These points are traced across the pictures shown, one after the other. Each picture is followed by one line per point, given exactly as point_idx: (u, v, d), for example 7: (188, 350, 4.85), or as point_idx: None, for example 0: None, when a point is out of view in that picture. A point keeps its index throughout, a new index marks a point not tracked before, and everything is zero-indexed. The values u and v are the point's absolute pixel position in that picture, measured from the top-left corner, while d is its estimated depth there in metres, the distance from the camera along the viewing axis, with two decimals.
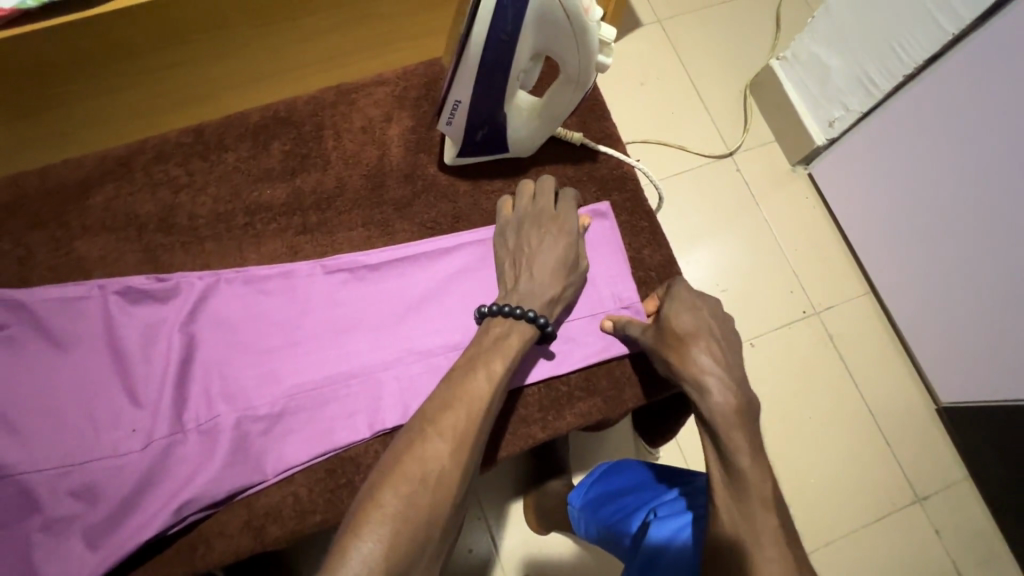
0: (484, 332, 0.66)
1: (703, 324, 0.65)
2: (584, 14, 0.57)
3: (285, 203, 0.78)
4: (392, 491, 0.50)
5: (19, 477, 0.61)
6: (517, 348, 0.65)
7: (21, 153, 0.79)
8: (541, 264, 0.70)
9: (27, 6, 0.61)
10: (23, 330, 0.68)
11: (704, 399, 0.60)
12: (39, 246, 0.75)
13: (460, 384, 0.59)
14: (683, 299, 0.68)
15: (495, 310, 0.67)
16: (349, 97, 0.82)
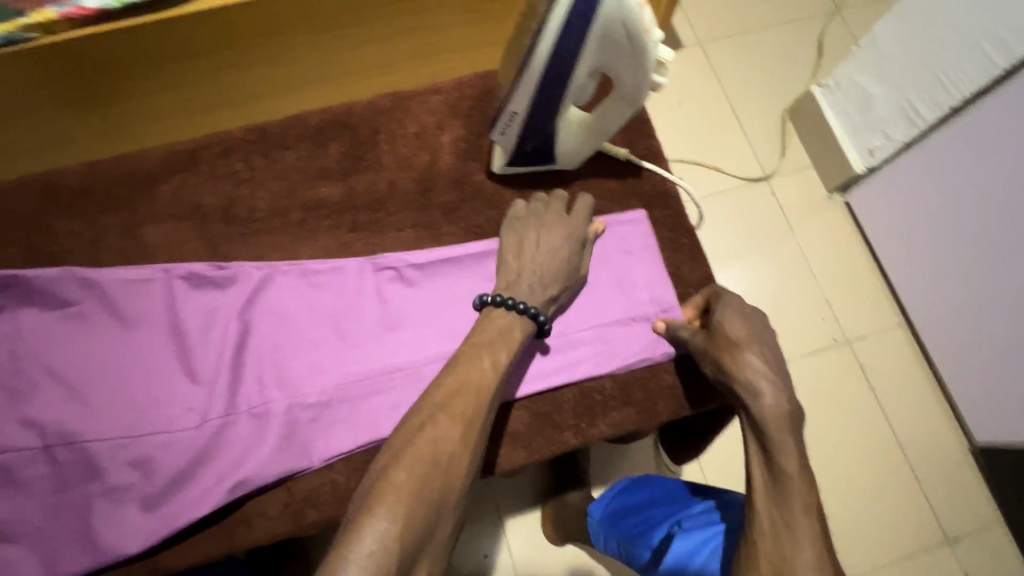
0: (482, 322, 0.67)
1: (756, 331, 0.65)
2: (645, 35, 0.59)
3: (340, 202, 0.81)
4: (405, 471, 0.52)
5: (83, 444, 0.65)
6: (518, 340, 0.66)
7: (90, 142, 0.84)
8: (543, 261, 0.72)
9: (110, 6, 0.67)
10: (94, 307, 0.73)
11: (766, 407, 0.59)
12: (109, 229, 0.79)
13: (461, 370, 0.61)
14: (736, 305, 0.68)
15: (498, 301, 0.68)
16: (405, 104, 0.86)
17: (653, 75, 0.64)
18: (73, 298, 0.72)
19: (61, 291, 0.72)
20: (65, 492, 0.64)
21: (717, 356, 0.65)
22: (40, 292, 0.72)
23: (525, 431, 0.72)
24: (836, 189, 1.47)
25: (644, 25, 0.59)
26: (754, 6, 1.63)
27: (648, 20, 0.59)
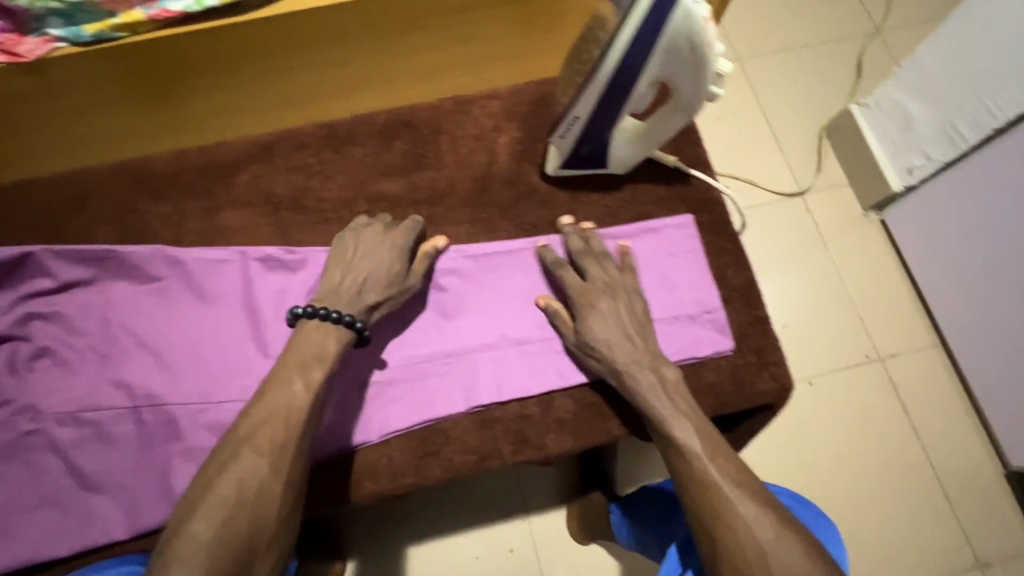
0: (295, 336, 0.69)
1: (628, 332, 0.74)
2: (708, 48, 0.63)
3: (402, 196, 0.87)
4: (203, 521, 0.56)
5: (166, 407, 0.71)
6: (335, 352, 0.68)
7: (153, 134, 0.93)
8: (366, 276, 0.74)
9: (192, 10, 0.75)
10: (177, 284, 0.79)
11: (668, 413, 0.69)
12: (191, 214, 0.86)
13: (263, 396, 0.64)
14: (596, 307, 0.75)
15: (309, 313, 0.69)
16: (465, 107, 0.91)
17: (711, 86, 0.68)
18: (160, 274, 0.79)
19: (150, 267, 0.78)
20: (149, 450, 0.70)
21: (606, 363, 0.74)
22: (133, 267, 0.78)
23: (571, 420, 0.76)
24: (873, 207, 1.48)
25: (707, 39, 0.62)
26: (794, 24, 1.65)
27: (711, 36, 0.63)
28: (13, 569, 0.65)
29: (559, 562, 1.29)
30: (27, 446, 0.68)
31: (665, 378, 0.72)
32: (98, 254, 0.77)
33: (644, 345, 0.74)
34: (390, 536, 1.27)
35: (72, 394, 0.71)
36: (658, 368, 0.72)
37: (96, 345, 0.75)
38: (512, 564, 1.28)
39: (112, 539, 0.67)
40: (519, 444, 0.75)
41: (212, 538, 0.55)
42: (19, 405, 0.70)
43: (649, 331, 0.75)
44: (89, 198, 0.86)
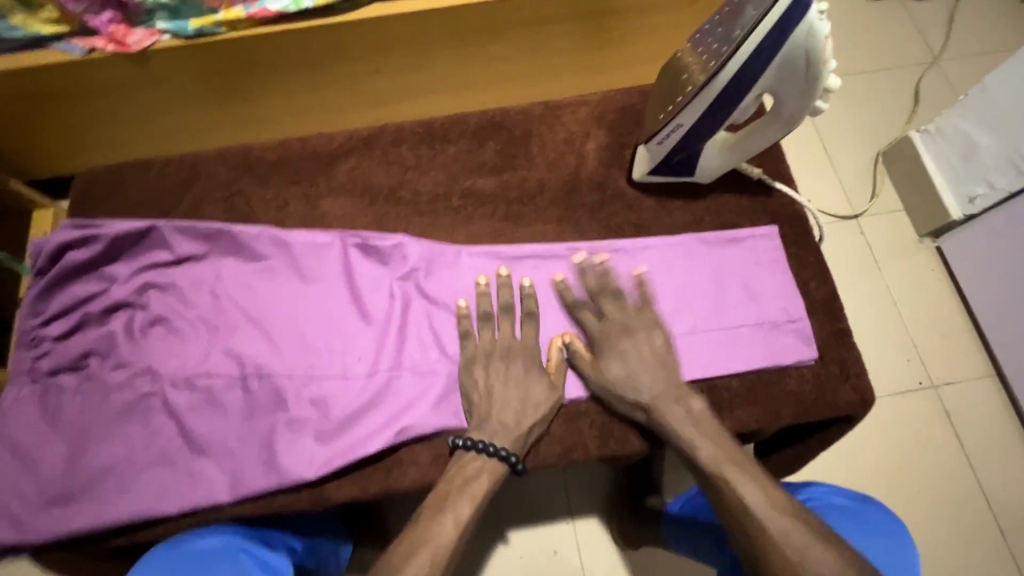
0: (451, 470, 0.71)
1: (648, 371, 0.75)
2: (823, 64, 0.68)
3: (493, 193, 0.90)
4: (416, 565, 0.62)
5: (273, 378, 0.75)
6: (486, 489, 0.69)
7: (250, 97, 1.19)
8: (512, 399, 0.74)
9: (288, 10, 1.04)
10: (282, 264, 0.83)
11: (701, 447, 0.71)
12: (293, 199, 0.90)
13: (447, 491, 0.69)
14: (618, 347, 0.76)
15: (470, 447, 0.71)
16: (556, 112, 0.95)
17: (817, 100, 0.72)
18: (265, 253, 0.83)
19: (257, 247, 0.83)
20: (255, 419, 0.74)
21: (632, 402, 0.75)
22: (242, 246, 0.83)
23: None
24: (928, 234, 1.48)
25: (825, 50, 0.67)
26: (853, 49, 1.67)
27: (828, 52, 0.67)
28: (127, 522, 0.69)
29: (603, 567, 1.26)
30: (145, 407, 0.73)
31: (693, 411, 0.73)
32: (212, 232, 0.82)
33: (664, 380, 0.75)
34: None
35: (185, 360, 0.75)
36: (683, 403, 0.74)
37: (205, 317, 0.78)
38: (556, 568, 1.25)
39: (216, 502, 0.70)
40: (604, 438, 0.77)
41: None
42: (139, 368, 0.75)
43: (673, 364, 0.76)
44: (197, 178, 0.91)
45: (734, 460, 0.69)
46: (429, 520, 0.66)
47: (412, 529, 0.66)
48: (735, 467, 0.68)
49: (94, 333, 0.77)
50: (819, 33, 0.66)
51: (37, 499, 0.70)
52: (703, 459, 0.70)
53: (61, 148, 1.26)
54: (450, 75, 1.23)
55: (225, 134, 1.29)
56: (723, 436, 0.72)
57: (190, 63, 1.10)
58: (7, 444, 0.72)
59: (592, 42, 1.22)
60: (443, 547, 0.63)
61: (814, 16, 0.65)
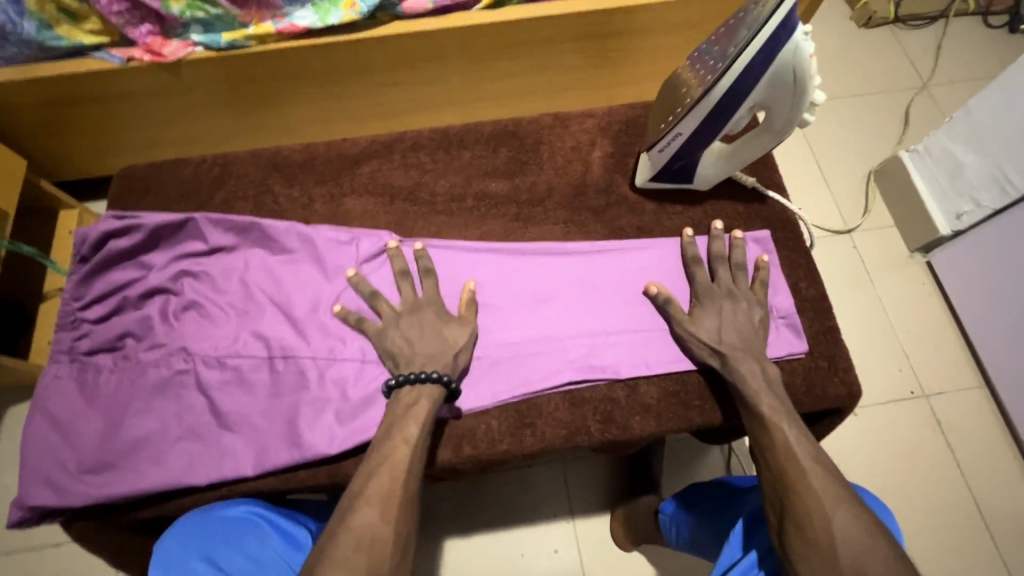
0: (391, 408, 0.74)
1: (738, 330, 0.81)
2: (809, 80, 0.75)
3: (505, 195, 0.97)
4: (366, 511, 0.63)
5: (298, 360, 0.80)
6: (427, 411, 0.73)
7: (276, 98, 1.26)
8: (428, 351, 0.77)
9: (314, 25, 1.11)
10: (307, 256, 0.89)
11: (763, 397, 0.75)
12: (318, 198, 0.96)
13: (384, 441, 0.70)
14: (716, 304, 0.83)
15: (400, 380, 0.75)
16: (564, 122, 1.02)
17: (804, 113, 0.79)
18: (292, 247, 0.89)
19: (285, 240, 0.89)
20: (279, 398, 0.79)
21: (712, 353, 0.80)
22: (271, 239, 0.89)
23: (656, 406, 0.83)
24: (919, 248, 1.54)
25: (810, 68, 0.73)
26: (844, 73, 1.76)
27: (812, 70, 0.74)
28: (158, 492, 0.73)
29: (602, 567, 1.29)
30: (178, 385, 0.78)
31: (768, 375, 0.78)
32: (244, 225, 0.88)
33: (749, 341, 0.80)
34: (440, 528, 1.29)
35: (216, 343, 0.80)
36: (759, 363, 0.79)
37: (235, 303, 0.84)
38: (556, 566, 1.28)
39: (241, 475, 0.75)
40: (606, 423, 0.82)
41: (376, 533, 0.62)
42: (173, 348, 0.80)
43: (758, 335, 0.81)
44: (228, 177, 0.97)
45: (782, 412, 0.74)
46: (380, 446, 0.70)
47: (371, 456, 0.69)
48: (789, 422, 0.73)
49: (131, 316, 0.82)
50: (805, 52, 0.72)
51: (75, 468, 0.74)
52: (763, 408, 0.75)
53: (93, 150, 1.33)
54: (463, 89, 1.31)
55: (250, 139, 1.37)
56: (780, 397, 0.76)
57: (220, 72, 1.18)
58: (48, 417, 0.77)
59: (597, 61, 1.30)
60: (404, 466, 0.68)
61: (800, 37, 0.72)
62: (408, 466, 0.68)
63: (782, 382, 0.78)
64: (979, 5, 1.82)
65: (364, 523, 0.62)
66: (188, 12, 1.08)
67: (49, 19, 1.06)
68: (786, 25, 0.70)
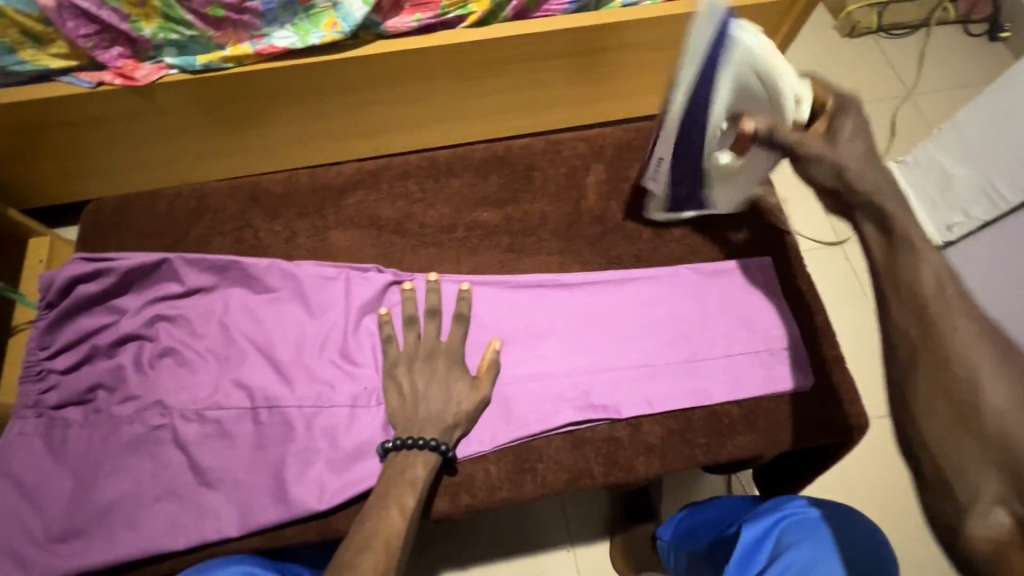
0: (383, 472, 0.72)
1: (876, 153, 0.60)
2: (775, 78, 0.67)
3: (497, 224, 0.93)
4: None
5: (283, 408, 0.76)
6: (423, 479, 0.71)
7: (255, 115, 1.21)
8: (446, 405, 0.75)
9: (295, 46, 1.07)
10: (290, 295, 0.84)
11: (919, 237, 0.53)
12: (301, 232, 0.92)
13: (372, 520, 0.67)
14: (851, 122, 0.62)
15: (398, 445, 0.72)
16: (556, 147, 0.99)
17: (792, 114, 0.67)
18: (275, 286, 0.84)
19: (266, 279, 0.84)
20: (266, 451, 0.74)
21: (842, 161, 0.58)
22: (252, 278, 0.84)
23: (659, 443, 0.80)
24: None
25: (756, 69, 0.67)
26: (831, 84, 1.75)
27: (778, 69, 0.67)
28: (133, 558, 0.68)
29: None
30: (153, 440, 0.73)
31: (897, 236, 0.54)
32: (223, 264, 0.83)
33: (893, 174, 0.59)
34: (434, 564, 1.25)
35: (196, 392, 0.76)
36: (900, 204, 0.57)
37: (214, 348, 0.79)
38: None
39: (225, 536, 0.70)
40: (609, 465, 0.79)
41: None
42: (149, 402, 0.75)
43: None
44: (205, 211, 0.92)
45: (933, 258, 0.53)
46: (371, 519, 0.67)
47: (355, 530, 0.66)
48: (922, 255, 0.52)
49: (102, 366, 0.77)
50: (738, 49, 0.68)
51: (42, 536, 0.69)
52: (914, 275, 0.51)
53: (62, 179, 1.28)
54: (448, 107, 1.28)
55: (229, 163, 1.32)
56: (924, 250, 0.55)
57: (193, 97, 1.13)
58: (13, 480, 0.72)
59: (581, 78, 1.27)
60: (394, 537, 0.65)
61: (748, 38, 0.69)
62: (398, 539, 0.65)
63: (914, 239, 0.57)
64: (958, 14, 1.83)
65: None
66: (161, 34, 1.03)
67: (12, 44, 1.01)
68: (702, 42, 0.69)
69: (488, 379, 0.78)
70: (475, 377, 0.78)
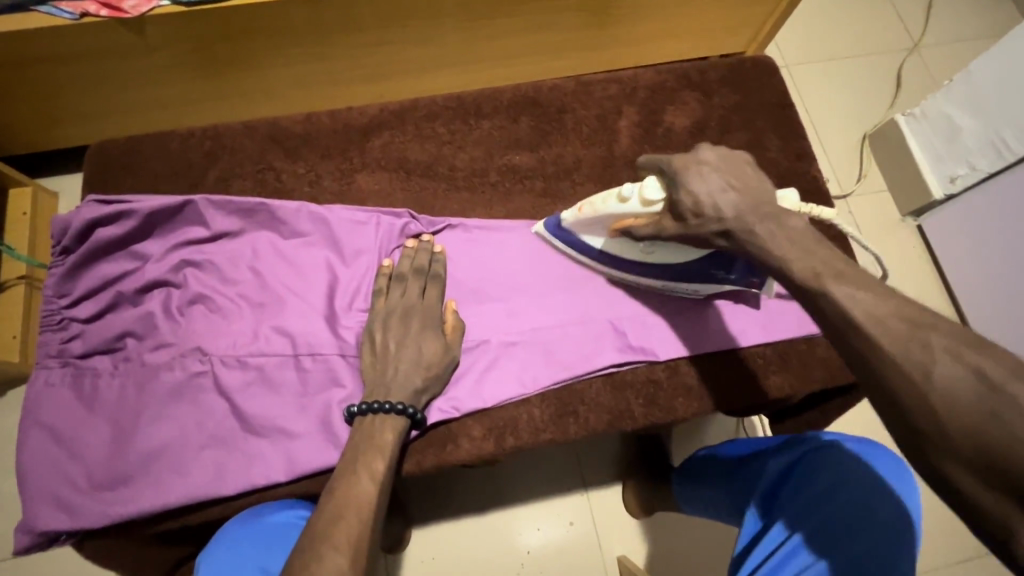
0: (352, 437, 0.68)
1: (735, 186, 0.60)
2: (619, 200, 0.70)
3: (530, 168, 0.90)
4: (336, 549, 0.55)
5: (325, 356, 0.74)
6: (393, 445, 0.67)
7: (261, 56, 1.08)
8: (424, 366, 0.72)
9: None
10: (320, 239, 0.81)
11: (805, 256, 0.55)
12: (326, 174, 0.88)
13: (340, 484, 0.62)
14: (687, 161, 0.63)
15: (365, 409, 0.68)
16: (587, 88, 0.95)
17: (647, 207, 0.68)
18: (305, 229, 0.81)
19: (295, 222, 0.81)
20: (310, 398, 0.73)
21: (721, 230, 0.60)
22: (280, 221, 0.81)
23: (685, 395, 0.81)
24: (911, 213, 1.49)
25: (612, 207, 0.71)
26: (847, 32, 1.70)
27: (613, 212, 0.72)
28: (184, 504, 0.68)
29: (620, 538, 1.21)
30: (194, 387, 0.72)
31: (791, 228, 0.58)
32: (250, 207, 0.80)
33: (757, 195, 0.60)
34: (447, 509, 1.20)
35: (233, 339, 0.74)
36: (778, 219, 0.58)
37: (248, 294, 0.77)
38: (571, 538, 1.20)
39: (273, 481, 0.69)
40: (650, 406, 0.80)
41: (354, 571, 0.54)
42: (185, 349, 0.73)
43: (765, 184, 0.61)
44: (222, 152, 0.87)
45: (846, 269, 0.52)
46: (340, 482, 0.62)
47: (326, 500, 0.60)
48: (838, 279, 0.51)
49: (129, 314, 0.74)
50: (596, 207, 0.73)
51: (85, 484, 0.68)
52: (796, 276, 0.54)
53: (43, 121, 1.16)
54: (465, 51, 1.16)
55: (226, 109, 1.20)
56: (835, 249, 0.55)
57: (185, 35, 1.00)
58: (47, 430, 0.70)
59: (598, 20, 1.15)
60: (367, 503, 0.60)
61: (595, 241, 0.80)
62: (371, 503, 0.61)
63: (817, 230, 0.58)
64: None
65: (333, 568, 0.53)
66: None
67: None
68: (583, 223, 0.77)
69: (457, 338, 0.76)
70: (443, 334, 0.76)
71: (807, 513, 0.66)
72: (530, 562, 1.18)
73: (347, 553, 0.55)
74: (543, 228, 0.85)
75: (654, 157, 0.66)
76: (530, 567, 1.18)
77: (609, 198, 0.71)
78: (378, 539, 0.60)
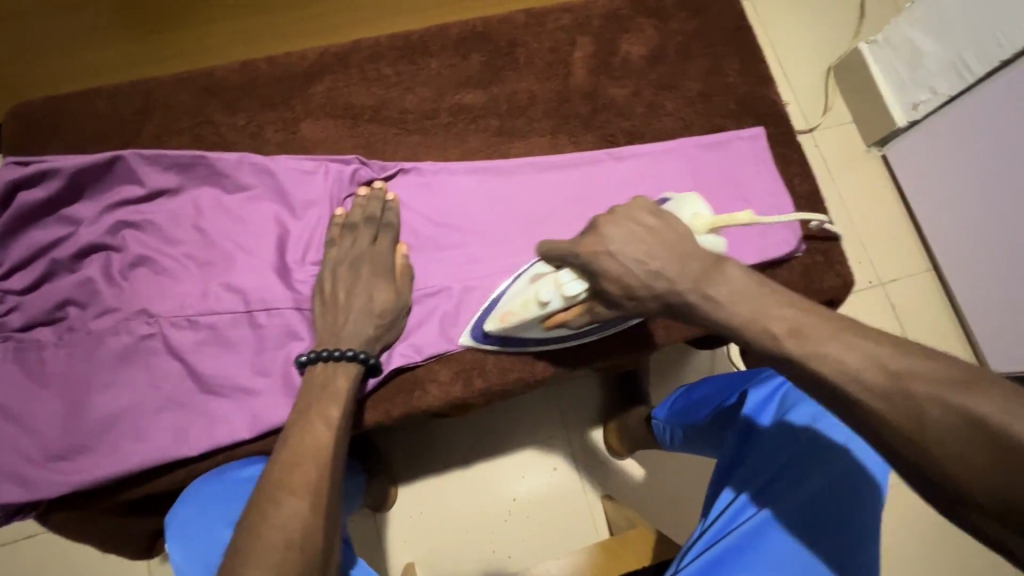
0: (303, 386, 0.66)
1: (655, 254, 0.51)
2: (542, 308, 0.63)
3: (483, 107, 0.87)
4: (293, 497, 0.54)
5: (280, 310, 0.72)
6: (347, 391, 0.65)
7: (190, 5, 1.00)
8: (377, 312, 0.70)
9: None
10: (266, 191, 0.77)
11: (764, 316, 0.46)
12: (268, 124, 0.83)
13: (295, 436, 0.60)
14: (593, 245, 0.54)
15: (314, 357, 0.67)
16: (539, 20, 0.90)
17: (572, 304, 0.60)
18: (248, 182, 0.77)
19: (238, 175, 0.77)
20: (268, 354, 0.71)
21: (662, 306, 0.51)
22: (221, 174, 0.77)
23: (649, 325, 0.81)
24: (875, 143, 1.46)
25: (537, 313, 0.63)
26: None
27: (536, 314, 0.64)
28: (144, 468, 0.66)
29: (603, 479, 1.24)
30: (145, 351, 0.69)
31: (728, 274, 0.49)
32: (187, 161, 0.75)
33: (677, 248, 0.51)
34: (432, 464, 1.21)
35: (182, 299, 0.71)
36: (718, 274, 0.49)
37: (195, 253, 0.73)
38: (555, 483, 1.23)
39: (237, 439, 0.68)
40: (617, 338, 0.79)
41: (313, 517, 0.54)
42: (131, 312, 0.70)
43: (677, 230, 0.53)
44: (153, 108, 0.82)
45: (806, 314, 0.46)
46: (294, 432, 0.61)
47: (280, 451, 0.59)
48: None
49: (67, 281, 0.70)
50: (520, 314, 0.66)
51: (40, 457, 0.66)
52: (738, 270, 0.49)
53: None
54: None
55: None
56: None
57: None
58: None
59: None
60: (324, 451, 0.59)
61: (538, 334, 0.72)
62: (328, 451, 0.59)
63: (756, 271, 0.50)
64: None
65: (292, 514, 0.53)
66: None
67: None
68: (513, 329, 0.70)
69: (408, 283, 0.74)
70: (394, 281, 0.74)
71: (791, 436, 0.67)
72: (517, 509, 1.21)
73: (306, 499, 0.55)
74: (471, 338, 0.76)
75: (563, 245, 0.58)
76: (518, 514, 1.20)
77: (529, 304, 0.64)
78: (340, 481, 0.60)
